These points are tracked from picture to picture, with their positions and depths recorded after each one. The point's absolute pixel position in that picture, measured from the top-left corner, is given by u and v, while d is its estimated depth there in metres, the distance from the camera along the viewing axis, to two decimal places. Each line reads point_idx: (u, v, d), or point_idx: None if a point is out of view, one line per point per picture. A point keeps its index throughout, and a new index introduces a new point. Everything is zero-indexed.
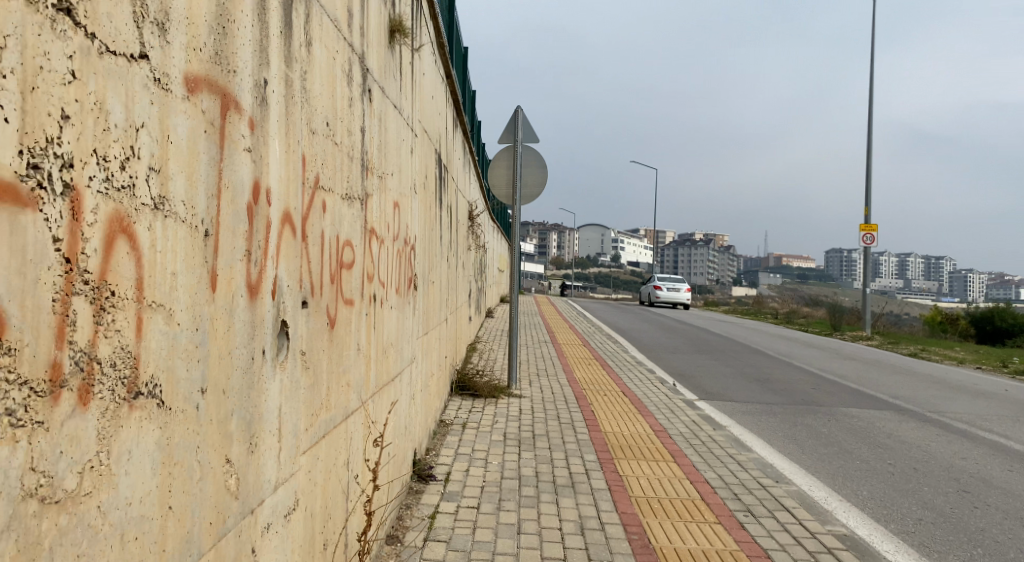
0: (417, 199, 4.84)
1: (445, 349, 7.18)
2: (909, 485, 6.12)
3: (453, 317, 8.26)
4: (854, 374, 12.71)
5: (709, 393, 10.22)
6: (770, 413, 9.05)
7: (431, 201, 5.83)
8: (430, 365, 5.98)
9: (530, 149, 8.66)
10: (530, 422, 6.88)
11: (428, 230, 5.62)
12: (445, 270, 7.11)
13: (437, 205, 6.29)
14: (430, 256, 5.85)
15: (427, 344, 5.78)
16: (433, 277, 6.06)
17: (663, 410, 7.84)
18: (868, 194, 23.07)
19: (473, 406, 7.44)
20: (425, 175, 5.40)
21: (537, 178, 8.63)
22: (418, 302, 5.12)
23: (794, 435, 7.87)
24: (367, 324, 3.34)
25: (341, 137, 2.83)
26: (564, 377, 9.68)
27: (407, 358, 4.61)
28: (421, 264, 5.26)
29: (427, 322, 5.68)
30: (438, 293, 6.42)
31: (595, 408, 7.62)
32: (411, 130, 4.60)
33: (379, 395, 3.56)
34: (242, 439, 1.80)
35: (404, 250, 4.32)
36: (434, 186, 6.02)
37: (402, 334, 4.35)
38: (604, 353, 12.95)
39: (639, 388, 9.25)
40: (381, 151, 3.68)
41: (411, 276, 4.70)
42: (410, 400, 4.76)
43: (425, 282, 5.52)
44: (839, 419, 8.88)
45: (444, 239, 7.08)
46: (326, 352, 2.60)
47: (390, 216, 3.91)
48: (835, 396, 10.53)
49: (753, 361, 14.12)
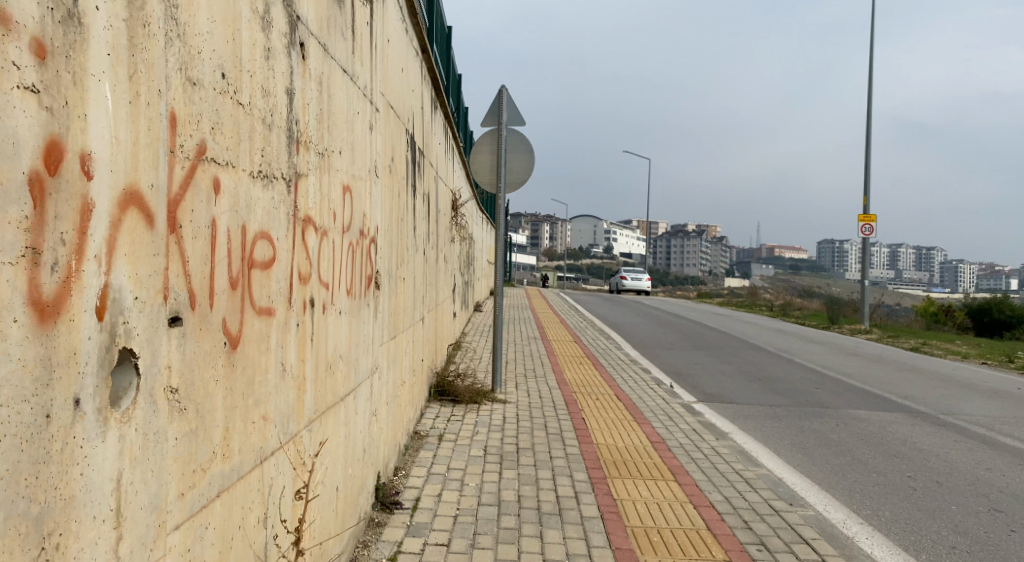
0: (377, 183, 4.18)
1: (420, 352, 6.53)
2: (932, 503, 5.52)
3: (431, 317, 7.61)
4: (858, 372, 12.10)
5: (708, 394, 9.61)
6: (773, 416, 8.46)
7: (400, 188, 5.16)
8: (401, 372, 5.33)
9: (516, 133, 7.97)
10: (514, 434, 6.24)
11: (396, 222, 4.98)
12: (420, 265, 6.46)
13: (409, 192, 5.63)
14: (399, 251, 5.20)
15: (397, 350, 5.13)
16: (404, 273, 5.42)
17: (659, 417, 7.19)
18: (868, 185, 22.53)
19: (452, 414, 6.79)
20: (392, 157, 4.74)
21: (522, 164, 7.94)
22: (382, 304, 4.47)
23: (802, 443, 7.26)
24: (299, 337, 2.68)
25: (249, 97, 2.17)
26: (553, 378, 9.05)
27: (366, 371, 3.95)
28: (385, 258, 4.62)
29: (395, 326, 5.03)
30: (410, 290, 5.77)
31: (587, 416, 6.97)
32: (369, 103, 3.94)
33: (316, 424, 2.90)
34: (15, 554, 1.21)
35: (358, 244, 3.67)
36: (404, 171, 5.36)
37: (357, 344, 3.69)
38: (596, 351, 12.30)
39: (634, 390, 8.64)
40: (323, 124, 3.03)
41: (370, 275, 4.05)
42: (370, 418, 4.13)
43: (392, 280, 4.86)
44: (848, 423, 8.29)
45: (420, 230, 6.44)
46: (221, 382, 1.96)
47: (337, 203, 3.25)
48: (840, 396, 9.95)
49: (752, 358, 13.52)
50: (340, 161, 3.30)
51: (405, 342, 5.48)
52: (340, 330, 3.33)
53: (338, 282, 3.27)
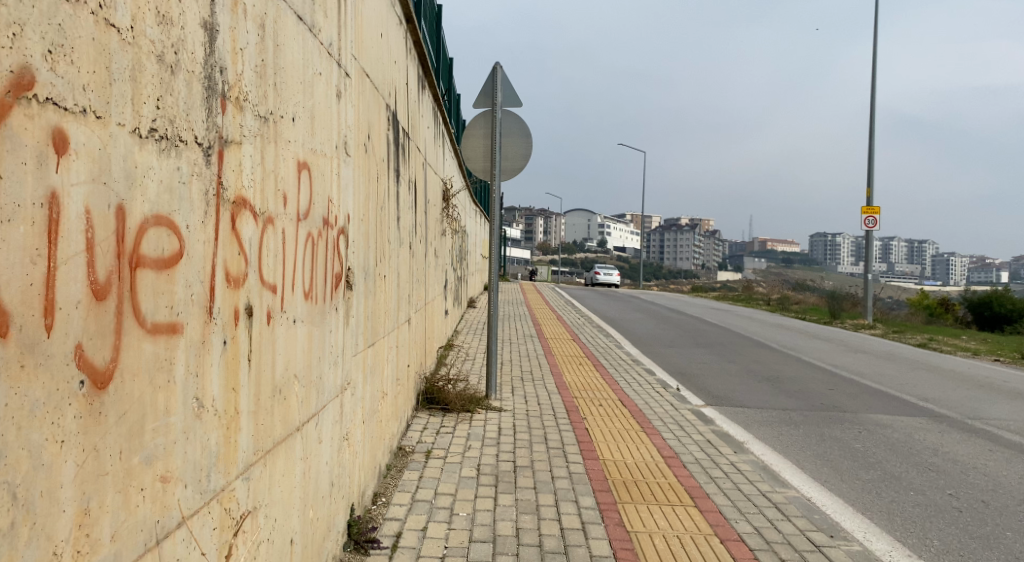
0: (346, 164, 3.52)
1: (406, 356, 5.87)
2: (981, 528, 4.88)
3: (420, 317, 6.96)
4: (870, 372, 11.49)
5: (717, 397, 8.98)
6: (790, 423, 7.83)
7: (379, 172, 4.49)
8: (382, 382, 4.68)
9: (511, 116, 7.30)
10: (510, 448, 5.58)
11: (372, 212, 4.31)
12: (404, 260, 5.80)
13: (389, 176, 4.95)
14: (379, 246, 4.54)
15: (376, 361, 4.47)
16: (384, 270, 4.76)
17: (668, 426, 6.56)
18: (869, 177, 21.95)
19: (442, 425, 6.13)
20: (366, 135, 4.07)
21: (518, 150, 7.29)
22: (356, 308, 3.81)
23: (825, 454, 6.63)
24: (226, 359, 2.01)
25: (134, 21, 1.51)
26: (552, 381, 8.40)
27: (333, 388, 3.29)
28: (360, 252, 3.95)
29: (374, 332, 4.36)
30: (392, 288, 5.11)
31: (591, 426, 6.31)
32: (335, 65, 3.28)
33: (254, 472, 2.23)
34: None
35: (318, 236, 2.99)
36: (383, 153, 4.69)
37: (319, 357, 3.02)
38: (597, 350, 11.66)
39: (639, 394, 8.00)
40: (266, 79, 2.35)
41: (339, 272, 3.38)
42: (340, 444, 3.47)
43: (369, 278, 4.20)
44: (871, 429, 7.67)
45: (405, 222, 5.78)
46: (72, 443, 1.30)
47: (286, 184, 2.57)
48: (856, 399, 9.33)
49: (757, 356, 12.90)
50: (292, 131, 2.62)
51: (385, 347, 4.82)
52: (293, 342, 2.65)
53: (288, 282, 2.60)
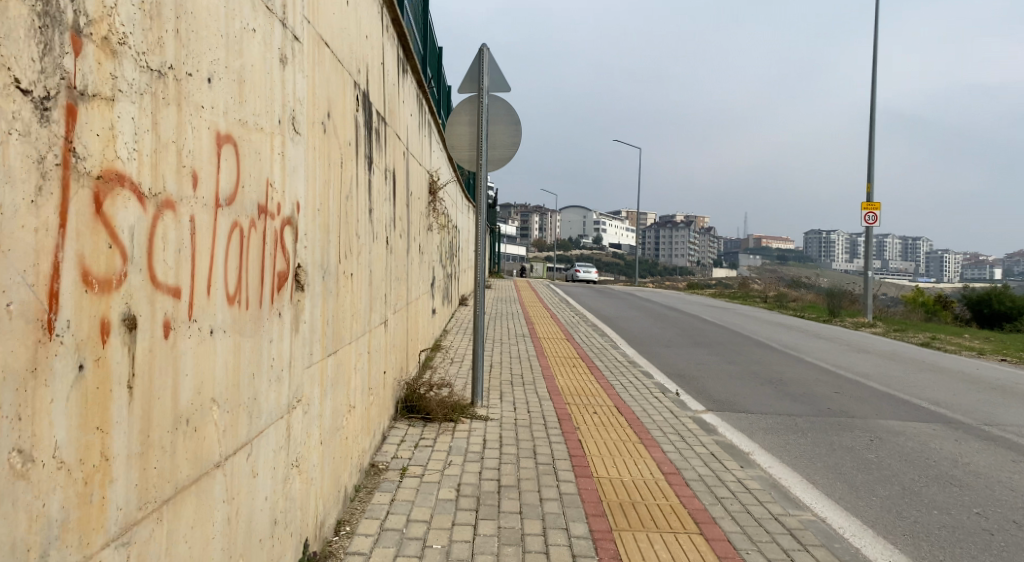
0: (293, 144, 2.99)
1: (381, 362, 5.36)
2: (1019, 554, 4.36)
3: (399, 318, 6.45)
4: (877, 373, 10.99)
5: (718, 402, 8.50)
6: (798, 431, 7.32)
7: (343, 158, 3.97)
8: (348, 394, 4.17)
9: (499, 101, 6.77)
10: (494, 464, 5.07)
11: (335, 202, 3.79)
12: (379, 257, 5.28)
13: (358, 163, 4.43)
14: (344, 242, 4.03)
15: (341, 372, 3.95)
16: (351, 268, 4.25)
17: (668, 436, 6.06)
18: (870, 173, 21.48)
19: (421, 437, 5.61)
20: (325, 114, 3.54)
21: (505, 138, 6.76)
22: (311, 312, 3.29)
23: (838, 466, 6.12)
24: (78, 390, 1.47)
25: None
26: (543, 386, 7.89)
27: (274, 409, 2.76)
28: (317, 248, 3.42)
29: (337, 339, 3.84)
30: (362, 288, 4.59)
31: (585, 439, 5.80)
32: (277, 23, 2.74)
33: (139, 530, 1.70)
34: None
35: (248, 228, 2.46)
36: (350, 136, 4.16)
37: (251, 374, 2.49)
38: (592, 351, 11.14)
39: (636, 400, 7.49)
40: (162, 22, 1.81)
41: (283, 271, 2.86)
42: (286, 473, 2.95)
43: (329, 277, 3.67)
44: (884, 437, 7.18)
45: (379, 217, 5.26)
46: None
47: (197, 158, 2.03)
48: (864, 403, 8.84)
49: (758, 356, 12.40)
50: (205, 95, 2.08)
51: (353, 354, 4.31)
52: (209, 359, 2.12)
53: (200, 285, 2.07)
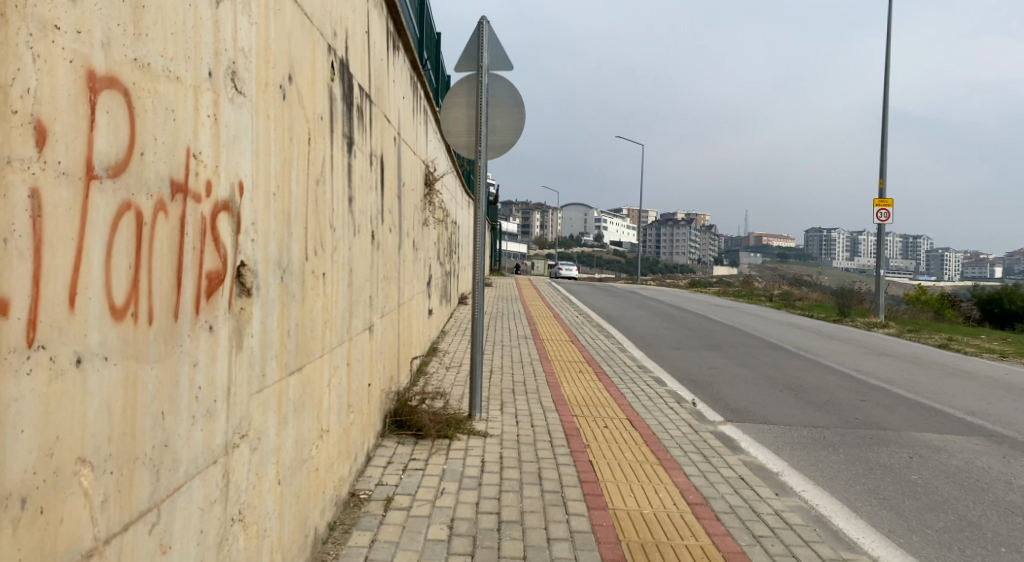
0: (233, 107, 2.32)
1: (364, 372, 4.69)
2: None
3: (389, 321, 5.79)
4: (901, 379, 10.31)
5: (737, 412, 7.83)
6: (830, 446, 6.65)
7: (312, 133, 3.29)
8: (319, 417, 3.50)
9: (500, 80, 6.08)
10: (493, 493, 4.40)
11: (299, 186, 3.11)
12: (363, 255, 4.62)
13: (333, 143, 3.76)
14: (313, 235, 3.34)
15: (307, 392, 3.26)
16: (325, 267, 3.57)
17: (689, 456, 5.39)
18: (884, 168, 20.76)
19: (412, 458, 4.95)
20: (285, 76, 2.87)
21: (507, 122, 6.08)
22: (261, 324, 2.61)
23: (880, 489, 5.44)
24: None
25: None
26: (548, 395, 7.21)
27: (199, 454, 2.07)
28: (272, 243, 2.73)
29: (302, 354, 3.16)
30: (339, 289, 3.92)
31: (596, 460, 5.13)
32: None
33: None
34: None
35: (155, 212, 1.80)
36: (321, 109, 3.48)
37: (157, 414, 1.81)
38: (597, 354, 10.47)
39: (651, 412, 6.82)
40: None
41: (217, 271, 2.18)
42: (224, 533, 2.27)
43: (292, 279, 2.99)
44: (923, 453, 6.51)
45: (362, 208, 4.58)
46: None
47: (40, 105, 1.40)
48: (894, 413, 8.17)
49: (773, 360, 11.73)
50: (62, 11, 1.44)
51: (325, 368, 3.63)
52: (73, 401, 1.48)
53: (52, 294, 1.43)
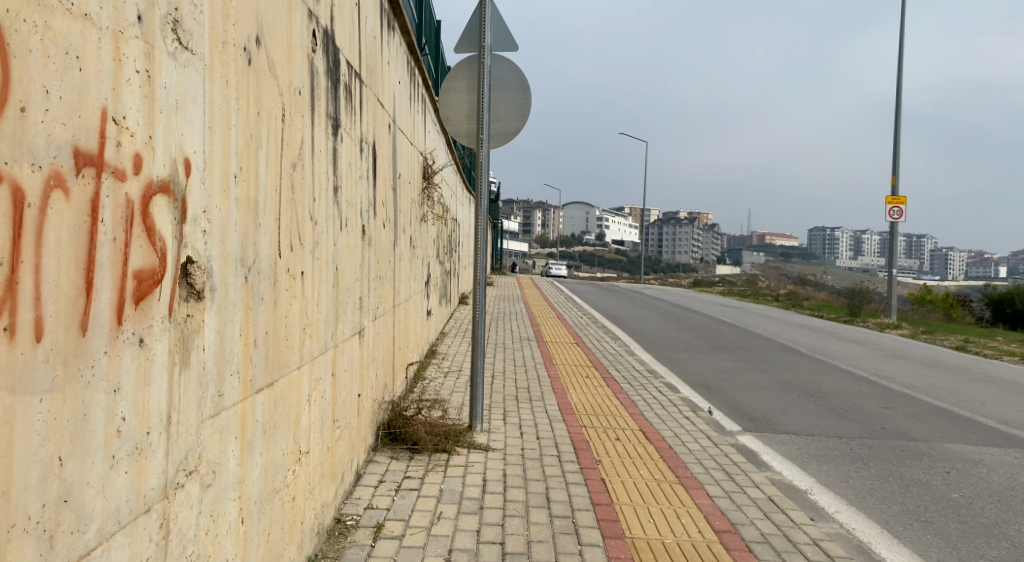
0: (177, 65, 1.86)
1: (353, 381, 4.25)
2: None
3: (383, 325, 5.35)
4: (923, 384, 9.84)
5: (755, 420, 7.38)
6: (859, 459, 6.19)
7: (286, 109, 2.85)
8: (295, 437, 3.04)
9: (504, 63, 5.63)
10: (496, 519, 3.97)
11: (269, 170, 2.66)
12: (352, 251, 4.17)
13: (314, 125, 3.32)
14: (287, 227, 2.89)
15: (280, 410, 2.80)
16: (303, 266, 3.13)
17: (711, 473, 4.93)
18: (896, 165, 20.28)
19: (406, 476, 4.53)
20: (249, 37, 2.42)
21: (512, 108, 5.63)
22: (215, 333, 2.15)
23: (920, 510, 4.97)
24: None
25: None
26: (554, 403, 6.76)
27: (122, 504, 1.61)
28: (231, 238, 2.28)
29: (272, 366, 2.71)
30: (322, 290, 3.47)
31: (609, 477, 4.69)
32: None
33: None
34: None
35: (46, 193, 1.36)
36: (298, 83, 3.03)
37: (48, 460, 1.36)
38: (604, 357, 10.01)
39: (664, 421, 6.37)
40: None
41: (150, 270, 1.72)
42: None
43: (258, 279, 2.54)
44: (958, 467, 6.05)
45: (351, 200, 4.13)
46: None
47: None
48: (921, 421, 7.71)
49: (787, 363, 11.27)
50: None
51: (305, 381, 3.18)
52: None
53: None
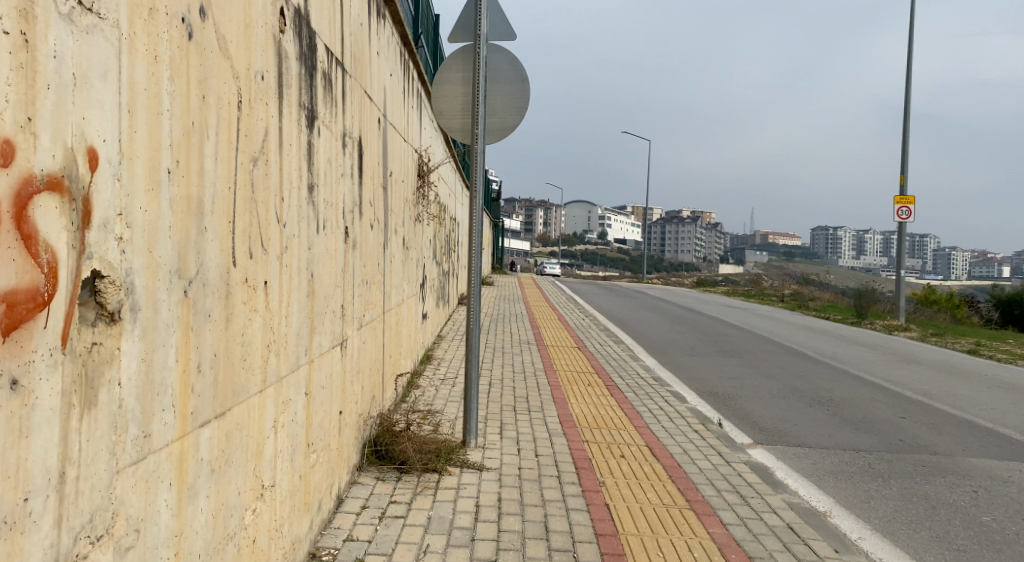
0: (73, 31, 1.50)
1: (333, 399, 3.87)
2: None
3: (370, 334, 4.96)
4: (940, 392, 9.44)
5: (766, 433, 6.99)
6: (880, 476, 5.79)
7: (242, 95, 2.46)
8: (256, 471, 2.66)
9: (501, 52, 5.23)
10: (489, 554, 3.59)
11: (219, 165, 2.27)
12: (331, 256, 3.78)
13: (281, 115, 2.92)
14: (244, 231, 2.50)
15: (233, 443, 2.41)
16: (266, 276, 2.74)
17: (725, 497, 4.55)
18: (905, 164, 19.87)
19: (392, 501, 4.15)
20: (189, 5, 2.03)
21: (509, 102, 5.25)
22: (140, 361, 1.78)
23: (951, 537, 4.58)
24: None
25: None
26: (555, 414, 6.37)
27: None
28: (162, 245, 1.90)
29: (223, 394, 2.32)
30: (292, 302, 3.07)
31: (614, 502, 4.31)
32: None
33: None
34: None
35: None
36: (260, 67, 2.64)
37: None
38: (608, 363, 9.62)
39: (672, 436, 5.99)
40: None
41: (28, 288, 1.40)
42: None
43: (202, 293, 2.16)
44: (986, 485, 5.65)
45: (329, 199, 3.74)
46: None
47: None
48: (941, 433, 7.31)
49: (797, 369, 10.87)
50: None
51: (269, 405, 2.79)
52: None
53: None
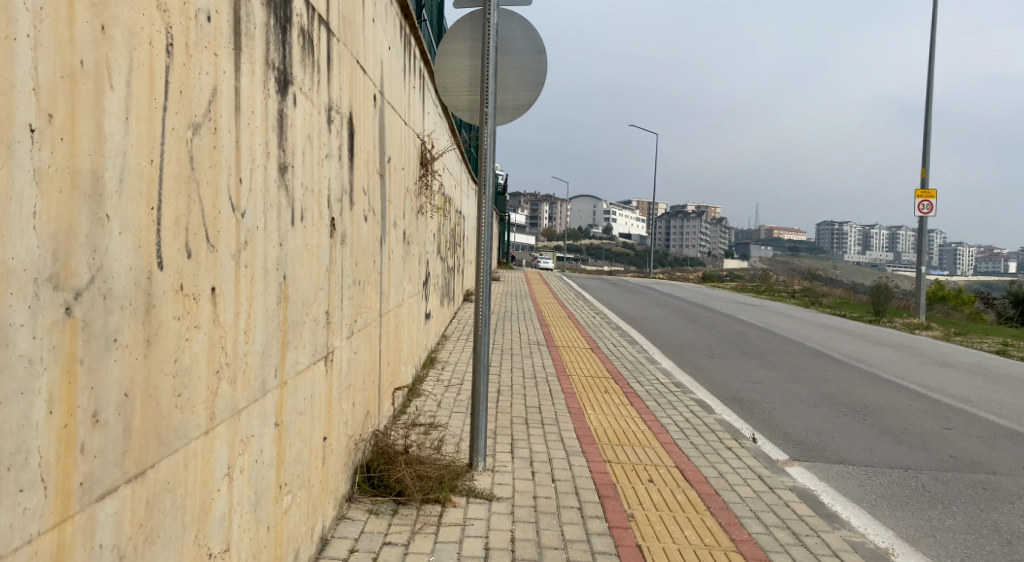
0: None
1: (314, 424, 3.22)
2: None
3: (364, 341, 4.32)
4: (981, 399, 8.76)
5: (803, 447, 6.34)
6: (939, 501, 5.13)
7: (173, 34, 1.81)
8: (198, 538, 2.01)
9: (515, 18, 4.56)
10: None
11: (132, 129, 1.61)
12: (311, 253, 3.13)
13: (238, 69, 2.27)
14: (177, 222, 1.85)
15: (158, 510, 1.76)
16: (215, 279, 2.09)
17: (775, 535, 3.90)
18: (926, 156, 19.15)
19: (387, 542, 3.50)
20: None
21: (524, 75, 4.59)
22: None
23: None
24: None
25: None
26: (571, 428, 5.71)
27: None
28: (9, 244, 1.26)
29: (142, 447, 1.67)
30: (255, 311, 2.42)
31: (647, 543, 3.66)
32: None
33: None
34: None
35: None
36: (204, 4, 1.99)
37: None
38: (624, 366, 8.97)
39: (704, 454, 5.33)
40: None
41: None
42: None
43: (101, 307, 1.51)
44: None
45: (309, 184, 3.08)
46: None
47: None
48: (993, 448, 6.64)
49: (824, 371, 10.21)
50: None
51: (219, 449, 2.14)
52: None
53: None
